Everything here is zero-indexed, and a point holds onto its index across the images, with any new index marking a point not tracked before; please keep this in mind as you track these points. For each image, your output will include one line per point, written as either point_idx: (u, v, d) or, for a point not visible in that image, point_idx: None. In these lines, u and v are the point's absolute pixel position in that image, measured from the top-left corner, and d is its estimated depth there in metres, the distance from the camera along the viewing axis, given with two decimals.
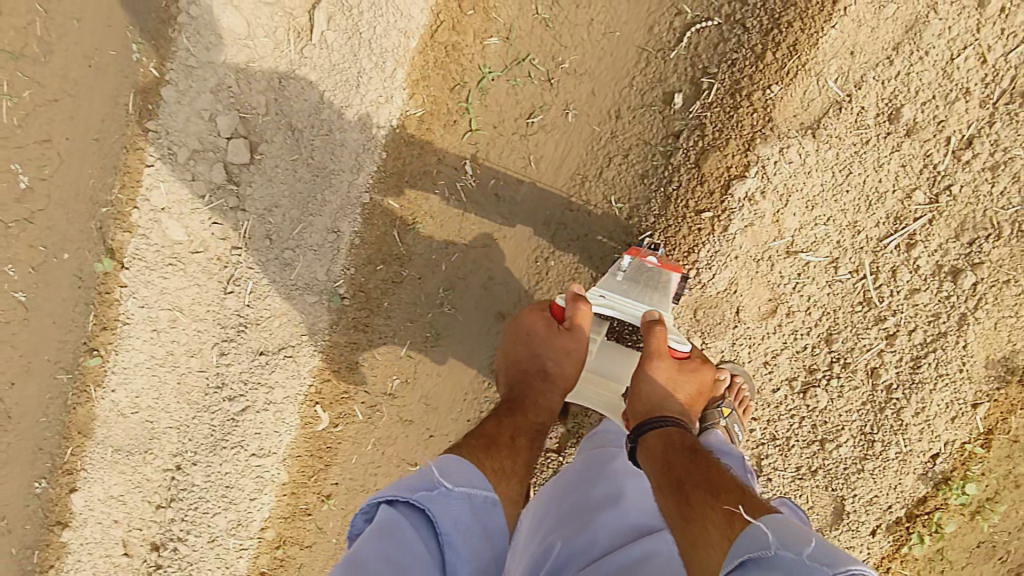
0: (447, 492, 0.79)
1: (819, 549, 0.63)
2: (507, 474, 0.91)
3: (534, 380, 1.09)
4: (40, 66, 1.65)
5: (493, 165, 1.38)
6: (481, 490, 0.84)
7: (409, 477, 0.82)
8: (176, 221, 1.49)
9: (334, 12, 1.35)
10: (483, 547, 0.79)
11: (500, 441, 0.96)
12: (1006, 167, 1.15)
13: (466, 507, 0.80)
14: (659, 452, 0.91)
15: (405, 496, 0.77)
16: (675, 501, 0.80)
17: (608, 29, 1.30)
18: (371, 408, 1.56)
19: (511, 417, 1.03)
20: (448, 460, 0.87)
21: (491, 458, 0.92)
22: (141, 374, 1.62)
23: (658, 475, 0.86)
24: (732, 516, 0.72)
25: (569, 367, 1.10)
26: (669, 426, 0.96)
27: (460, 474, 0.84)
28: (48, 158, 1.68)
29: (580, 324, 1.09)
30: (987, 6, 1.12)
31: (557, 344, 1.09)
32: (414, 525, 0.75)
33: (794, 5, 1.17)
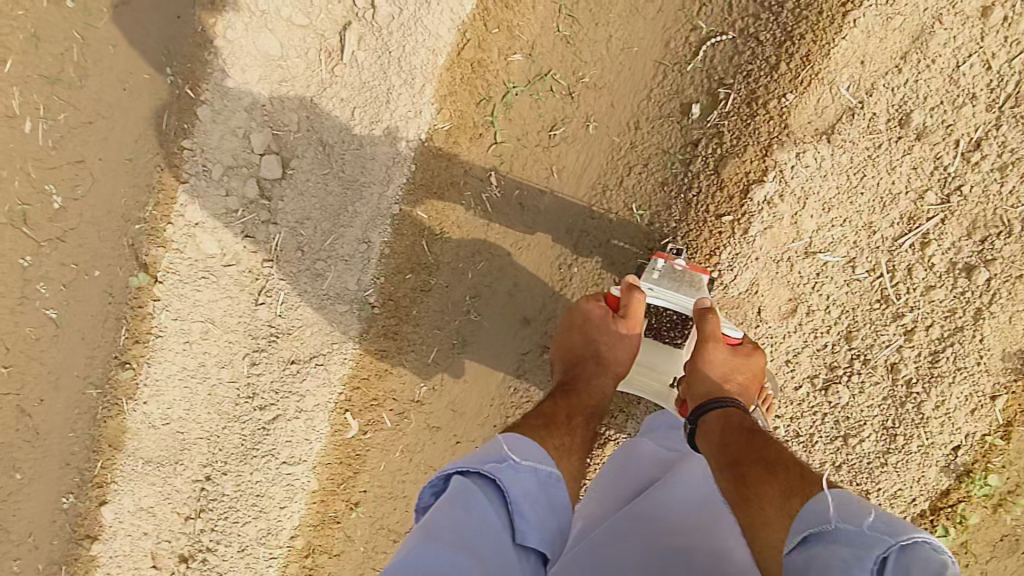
0: (515, 465, 0.86)
1: (878, 519, 0.70)
2: (567, 450, 1.01)
3: (589, 364, 1.17)
4: (76, 90, 1.70)
5: (517, 176, 1.44)
6: (546, 466, 0.90)
7: (479, 452, 0.89)
8: (210, 235, 1.54)
9: (364, 33, 1.41)
10: (549, 517, 0.85)
11: (558, 420, 1.05)
12: (1014, 167, 1.20)
13: (532, 481, 0.86)
14: (717, 434, 1.00)
15: (477, 467, 0.84)
16: (735, 481, 0.90)
17: (626, 44, 1.36)
18: (399, 415, 1.61)
19: (568, 397, 1.12)
20: (514, 438, 0.94)
21: (552, 437, 1.00)
22: (173, 386, 1.65)
23: (717, 455, 0.96)
24: (789, 493, 0.83)
25: (622, 352, 1.18)
26: (729, 406, 1.04)
27: (526, 450, 0.90)
28: (82, 178, 1.73)
29: (634, 312, 1.16)
30: (989, 16, 1.18)
31: (612, 331, 1.16)
32: (486, 494, 0.82)
33: (805, 18, 1.23)
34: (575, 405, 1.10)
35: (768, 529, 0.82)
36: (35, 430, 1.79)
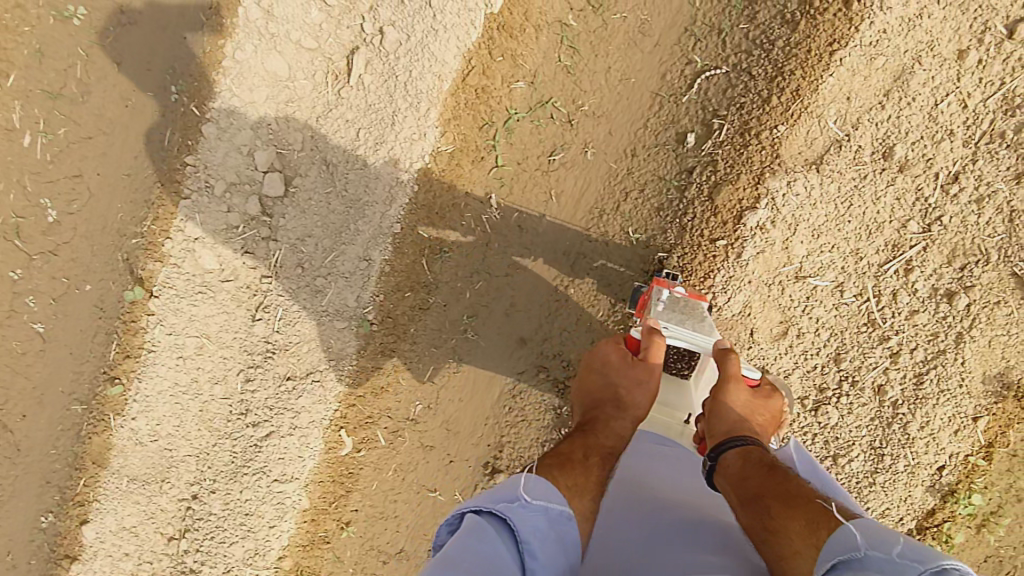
0: (526, 504, 0.85)
1: (907, 547, 0.67)
2: (582, 489, 0.95)
3: (604, 406, 1.11)
4: (78, 105, 1.72)
5: (517, 199, 1.48)
6: (558, 504, 0.88)
7: (492, 490, 0.88)
8: (210, 250, 1.55)
9: (371, 58, 1.45)
10: (559, 557, 0.84)
11: (572, 459, 1.00)
12: (991, 199, 1.26)
13: (542, 518, 0.85)
14: (737, 470, 0.94)
15: (489, 506, 0.83)
16: (758, 517, 0.85)
17: (624, 76, 1.42)
18: (393, 434, 1.61)
19: (583, 437, 1.06)
20: (529, 474, 0.92)
21: (564, 475, 0.96)
22: (164, 402, 1.64)
23: (736, 490, 0.91)
24: (816, 528, 0.78)
25: (641, 397, 1.12)
26: (751, 445, 0.99)
27: (538, 489, 0.89)
28: (78, 192, 1.73)
29: (654, 353, 1.13)
30: (965, 58, 1.24)
31: (631, 374, 1.12)
32: (497, 532, 0.80)
33: (795, 55, 1.29)
34: (591, 443, 1.05)
35: (798, 563, 0.76)
36: (18, 446, 1.75)
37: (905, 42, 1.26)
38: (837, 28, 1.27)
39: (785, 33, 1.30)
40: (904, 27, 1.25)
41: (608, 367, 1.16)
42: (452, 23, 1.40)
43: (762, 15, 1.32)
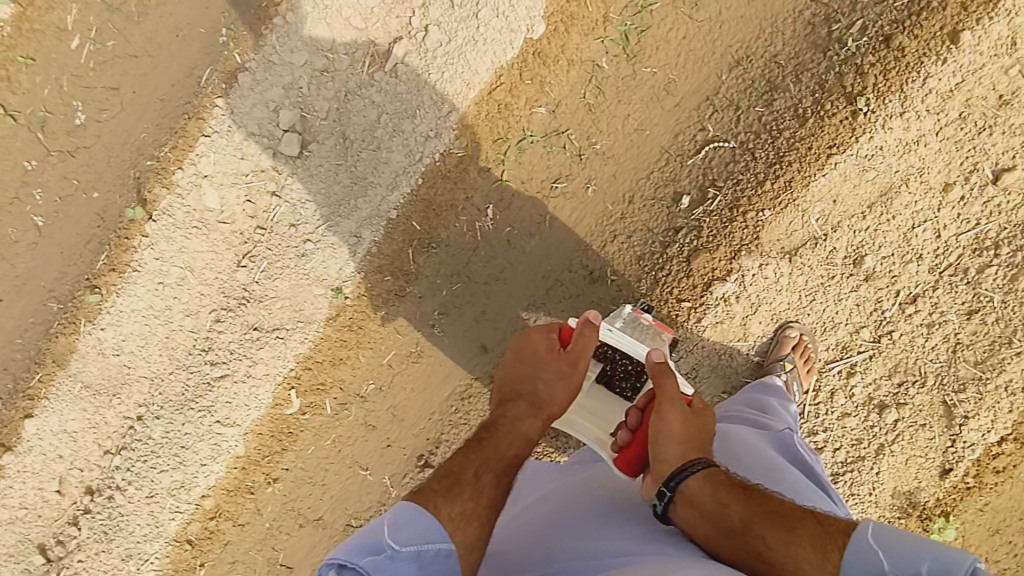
0: (394, 554, 0.94)
1: (930, 559, 0.79)
2: (468, 517, 1.03)
3: (520, 403, 1.22)
4: (132, 25, 1.80)
5: (511, 216, 1.55)
6: (432, 544, 0.98)
7: (365, 532, 0.97)
8: (215, 189, 1.62)
9: (410, 50, 1.50)
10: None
11: (462, 480, 1.08)
12: (940, 327, 1.31)
13: (411, 564, 0.95)
14: (710, 497, 0.97)
15: (353, 563, 0.92)
16: (754, 549, 0.90)
17: (640, 126, 1.49)
18: (341, 406, 1.67)
19: (480, 450, 1.15)
20: (407, 508, 1.00)
21: (447, 506, 1.03)
22: (133, 321, 1.69)
23: (713, 522, 0.94)
24: (824, 549, 0.86)
25: (559, 394, 1.23)
26: (701, 467, 1.02)
27: (410, 530, 0.97)
28: (110, 104, 1.82)
29: (584, 349, 1.24)
30: (949, 191, 1.28)
31: (556, 368, 1.23)
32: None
33: (797, 148, 1.35)
34: (486, 462, 1.13)
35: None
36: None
37: (897, 161, 1.30)
38: (840, 133, 1.32)
39: (793, 125, 1.36)
40: (900, 149, 1.29)
41: (536, 357, 1.26)
42: (493, 38, 1.45)
43: (778, 103, 1.39)
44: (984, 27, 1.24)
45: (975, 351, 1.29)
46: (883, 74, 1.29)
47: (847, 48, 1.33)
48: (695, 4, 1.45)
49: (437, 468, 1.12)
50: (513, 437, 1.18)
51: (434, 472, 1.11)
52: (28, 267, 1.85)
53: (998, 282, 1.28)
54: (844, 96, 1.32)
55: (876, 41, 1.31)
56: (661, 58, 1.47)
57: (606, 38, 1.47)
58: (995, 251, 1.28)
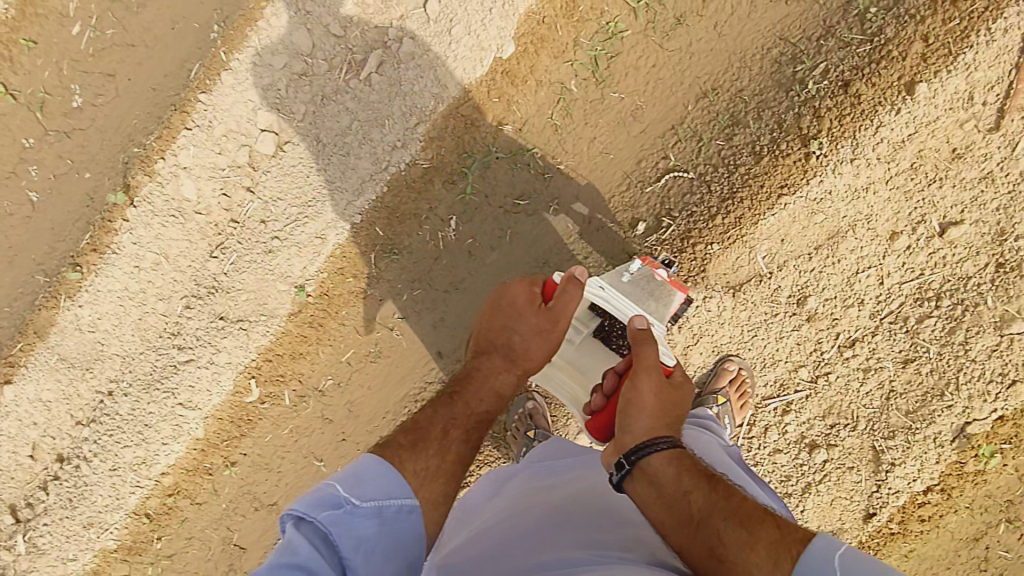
0: (355, 509, 0.87)
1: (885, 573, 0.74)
2: (432, 475, 1.01)
3: (496, 358, 1.25)
4: (131, 15, 1.86)
5: (472, 228, 1.58)
6: (394, 500, 0.92)
7: (325, 488, 0.90)
8: (193, 181, 1.68)
9: (385, 60, 1.54)
10: (391, 556, 0.88)
11: (429, 438, 1.06)
12: (876, 372, 1.31)
13: (373, 521, 0.88)
14: (672, 480, 0.98)
15: (311, 517, 0.85)
16: (708, 544, 0.88)
17: (604, 149, 1.51)
18: (299, 398, 1.72)
19: (449, 407, 1.15)
20: (369, 464, 0.95)
21: (414, 460, 1.00)
22: (109, 301, 1.76)
23: (671, 507, 0.95)
24: (778, 556, 0.82)
25: (534, 349, 1.26)
26: (667, 445, 1.03)
27: (372, 487, 0.91)
28: (106, 90, 1.88)
29: (565, 306, 1.24)
30: (896, 240, 1.29)
31: (533, 324, 1.25)
32: (316, 546, 0.83)
33: (750, 186, 1.36)
34: (456, 418, 1.14)
35: None
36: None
37: (846, 207, 1.31)
38: (792, 174, 1.33)
39: (749, 161, 1.38)
40: (849, 195, 1.30)
41: (514, 308, 1.28)
42: (464, 55, 1.48)
43: (738, 138, 1.40)
44: (940, 80, 1.25)
45: (907, 400, 1.30)
46: (838, 119, 1.31)
47: (808, 90, 1.34)
48: (667, 33, 1.46)
49: (404, 421, 1.11)
50: (486, 391, 1.21)
51: (401, 425, 1.10)
52: (21, 240, 1.93)
53: (936, 333, 1.29)
54: (800, 137, 1.34)
55: (835, 85, 1.32)
56: (630, 84, 1.49)
57: (575, 62, 1.49)
58: (936, 301, 1.28)
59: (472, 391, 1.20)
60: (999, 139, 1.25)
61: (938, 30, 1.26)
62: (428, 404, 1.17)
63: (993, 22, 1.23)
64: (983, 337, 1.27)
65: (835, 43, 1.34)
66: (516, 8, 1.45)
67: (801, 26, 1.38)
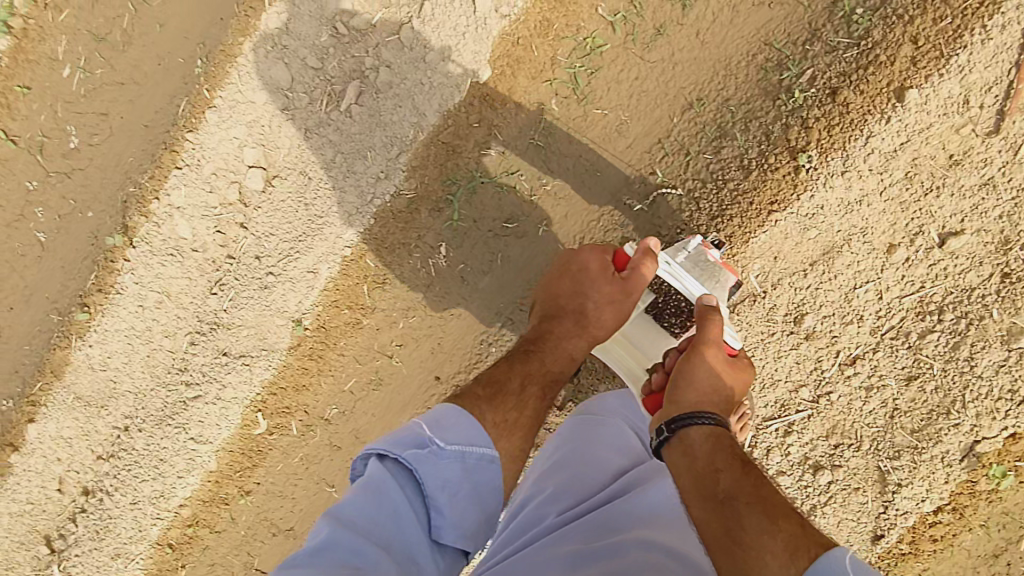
0: (439, 450, 0.94)
1: None
2: (506, 431, 1.07)
3: (567, 322, 1.26)
4: (118, 54, 1.86)
5: (463, 253, 1.57)
6: (476, 449, 0.99)
7: (407, 428, 0.98)
8: (187, 221, 1.69)
9: (363, 91, 1.52)
10: (469, 503, 0.95)
11: (507, 391, 1.14)
12: (878, 391, 1.27)
13: (456, 465, 0.95)
14: (705, 455, 1.06)
15: (395, 455, 0.92)
16: (726, 522, 0.96)
17: (591, 167, 1.47)
18: (306, 427, 1.74)
19: (525, 364, 1.21)
20: (450, 413, 1.02)
21: (494, 411, 1.08)
22: (117, 340, 1.80)
23: (702, 480, 1.03)
24: (795, 552, 0.88)
25: (607, 316, 1.25)
26: (710, 422, 1.10)
27: (455, 432, 0.99)
28: (101, 129, 1.90)
29: (638, 277, 1.24)
30: (894, 252, 1.25)
31: (605, 290, 1.24)
32: (400, 483, 0.91)
33: (739, 203, 1.32)
34: (531, 374, 1.20)
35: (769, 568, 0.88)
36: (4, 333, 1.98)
37: (839, 222, 1.27)
38: (782, 189, 1.29)
39: (738, 176, 1.33)
40: (842, 209, 1.26)
41: (586, 274, 1.27)
42: (441, 83, 1.47)
43: (726, 151, 1.35)
44: (932, 84, 1.21)
45: (912, 418, 1.26)
46: (827, 129, 1.26)
47: (795, 99, 1.29)
48: (647, 45, 1.41)
49: (481, 375, 1.18)
50: (558, 354, 1.24)
51: (479, 379, 1.17)
52: (34, 278, 1.96)
53: (939, 349, 1.24)
54: (788, 150, 1.29)
55: (823, 93, 1.27)
56: (612, 99, 1.44)
57: (554, 81, 1.46)
58: (938, 315, 1.24)
59: (547, 351, 1.24)
60: (1000, 143, 1.20)
61: (929, 30, 1.21)
62: (504, 361, 1.23)
63: (989, 18, 1.18)
64: (989, 352, 1.22)
65: (821, 47, 1.29)
66: (490, 31, 1.43)
67: (785, 30, 1.32)
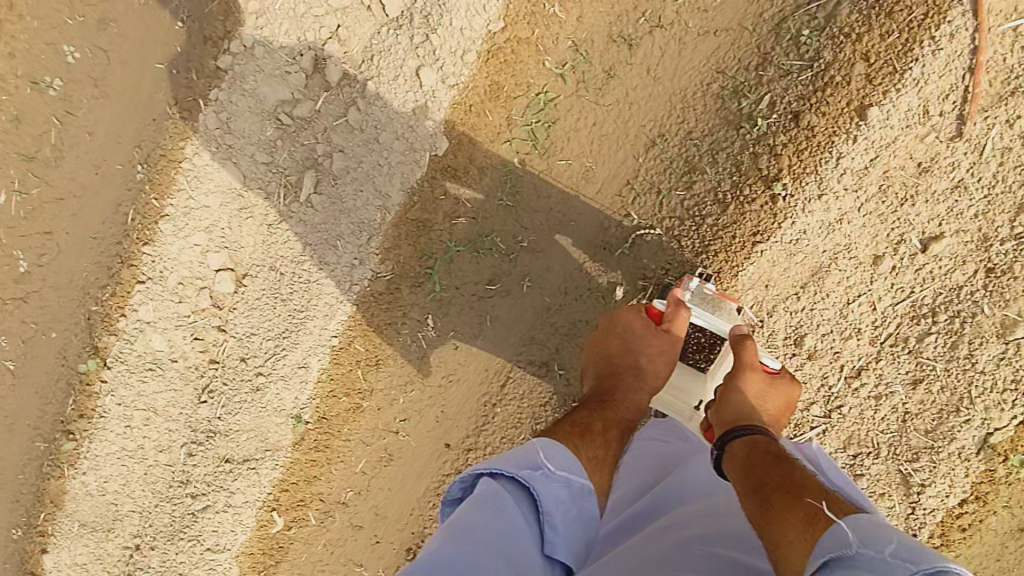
0: (550, 473, 0.85)
1: (903, 546, 0.66)
2: (600, 462, 1.00)
3: (627, 376, 1.18)
4: (51, 169, 1.63)
5: (452, 321, 1.53)
6: (579, 476, 0.90)
7: (514, 453, 0.88)
8: (160, 334, 1.59)
9: (320, 179, 1.49)
10: (578, 529, 0.85)
11: (593, 430, 1.05)
12: (887, 398, 1.32)
13: (565, 491, 0.86)
14: (744, 456, 0.96)
15: (510, 471, 0.82)
16: (756, 508, 0.85)
17: (565, 217, 1.45)
18: (324, 513, 1.65)
19: (604, 409, 1.11)
20: (546, 441, 0.93)
21: (586, 447, 0.99)
22: (111, 464, 1.64)
23: (740, 478, 0.92)
24: (815, 521, 0.77)
25: (660, 365, 1.20)
26: (756, 433, 1.00)
27: (561, 458, 0.90)
28: (48, 248, 1.66)
29: (678, 326, 1.21)
30: (880, 264, 1.30)
31: (655, 342, 1.19)
32: (517, 499, 0.80)
33: (721, 238, 1.35)
34: (611, 417, 1.10)
35: (791, 553, 0.76)
36: None
37: (824, 242, 1.32)
38: (762, 220, 1.32)
39: (715, 211, 1.35)
40: (824, 229, 1.31)
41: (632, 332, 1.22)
42: (399, 161, 1.45)
43: (698, 186, 1.36)
44: (890, 100, 1.27)
45: (924, 419, 1.32)
46: (796, 155, 1.31)
47: (758, 127, 1.33)
48: (600, 89, 1.41)
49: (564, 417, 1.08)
50: (629, 404, 1.16)
51: (562, 419, 1.07)
52: (12, 407, 1.71)
53: (939, 349, 1.30)
54: (761, 180, 1.32)
55: (786, 118, 1.31)
56: (574, 148, 1.43)
57: (512, 140, 1.44)
58: (933, 318, 1.30)
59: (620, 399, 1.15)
60: (965, 146, 1.27)
61: (879, 46, 1.27)
62: (581, 407, 1.13)
63: (936, 29, 1.24)
64: (988, 347, 1.28)
65: (775, 71, 1.32)
66: (441, 103, 1.42)
67: (735, 57, 1.35)
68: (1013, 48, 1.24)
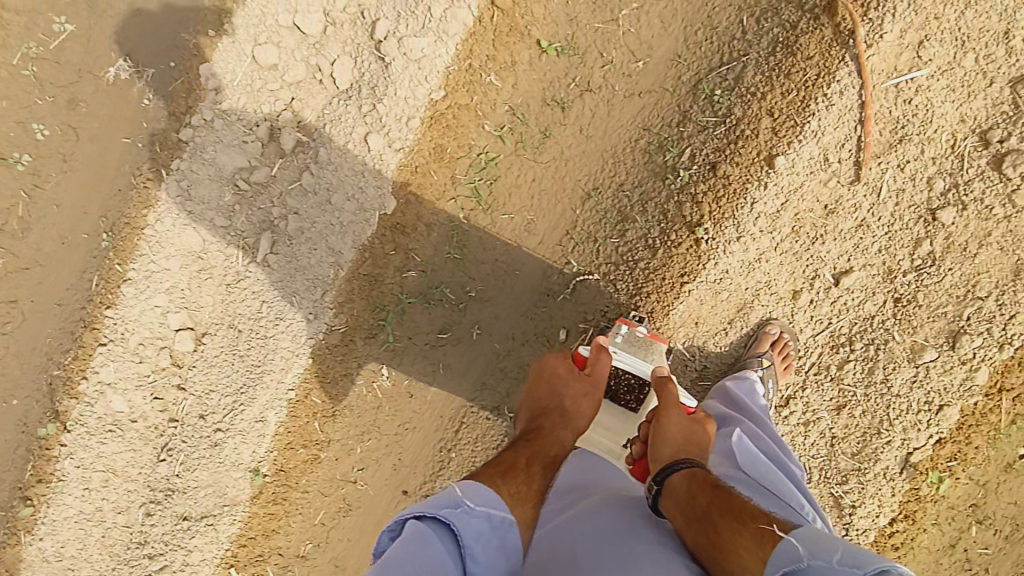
0: (469, 510, 0.94)
1: (846, 554, 0.76)
2: (522, 497, 1.05)
3: (552, 416, 1.22)
4: (17, 241, 1.69)
5: (405, 370, 1.60)
6: (501, 509, 0.98)
7: (438, 494, 0.96)
8: (120, 394, 1.62)
9: (276, 240, 1.57)
10: (500, 559, 0.95)
11: (516, 467, 1.10)
12: (815, 424, 1.44)
13: (485, 524, 0.95)
14: (685, 490, 0.97)
15: (432, 511, 0.92)
16: (705, 536, 0.89)
17: (510, 267, 1.55)
18: (283, 568, 1.67)
19: (529, 445, 1.17)
20: (472, 480, 1.02)
21: (507, 484, 1.05)
22: (68, 528, 1.63)
23: (682, 511, 0.94)
24: (763, 541, 0.84)
25: (585, 406, 1.24)
26: (691, 468, 1.02)
27: (483, 496, 0.98)
28: (11, 316, 1.70)
29: (600, 369, 1.28)
30: (798, 298, 1.42)
31: (577, 385, 1.26)
32: (439, 537, 0.90)
33: (653, 279, 1.44)
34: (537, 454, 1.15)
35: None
36: None
37: (746, 280, 1.43)
38: (689, 262, 1.43)
39: (646, 256, 1.45)
40: (745, 268, 1.43)
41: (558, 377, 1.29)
42: (350, 221, 1.53)
43: (630, 234, 1.47)
44: (794, 150, 1.40)
45: (850, 442, 1.43)
46: (716, 201, 1.42)
47: (682, 177, 1.44)
48: (536, 148, 1.53)
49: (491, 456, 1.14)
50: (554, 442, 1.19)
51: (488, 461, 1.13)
52: None
53: (858, 376, 1.42)
54: (686, 225, 1.43)
55: (705, 168, 1.43)
56: (516, 203, 1.54)
57: (457, 198, 1.55)
58: (850, 346, 1.42)
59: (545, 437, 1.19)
60: (864, 189, 1.40)
61: (781, 102, 1.41)
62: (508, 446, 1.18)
63: (829, 86, 1.39)
64: (900, 371, 1.40)
65: (694, 127, 1.45)
66: (388, 165, 1.52)
67: (658, 116, 1.48)
68: (897, 101, 1.38)
